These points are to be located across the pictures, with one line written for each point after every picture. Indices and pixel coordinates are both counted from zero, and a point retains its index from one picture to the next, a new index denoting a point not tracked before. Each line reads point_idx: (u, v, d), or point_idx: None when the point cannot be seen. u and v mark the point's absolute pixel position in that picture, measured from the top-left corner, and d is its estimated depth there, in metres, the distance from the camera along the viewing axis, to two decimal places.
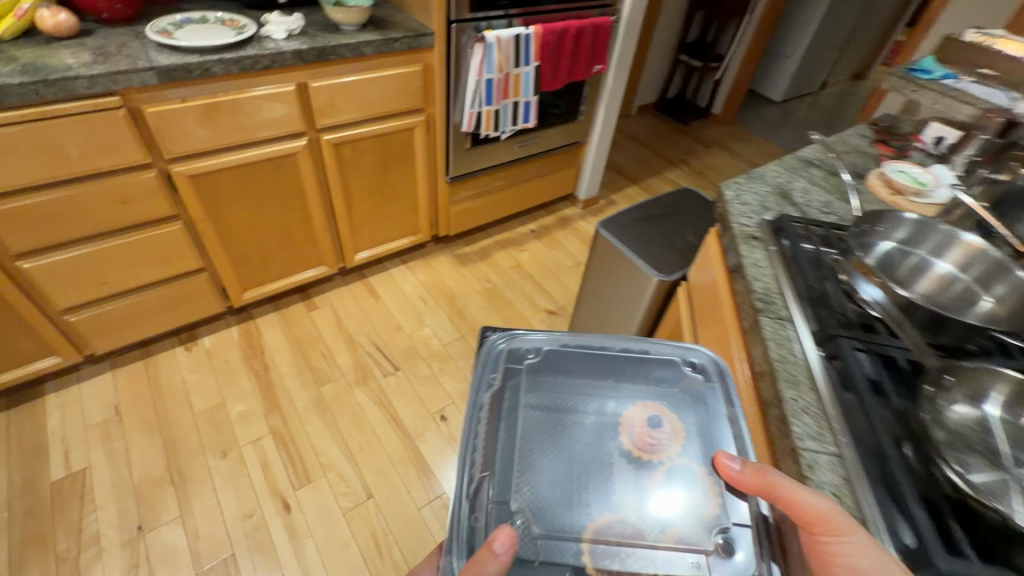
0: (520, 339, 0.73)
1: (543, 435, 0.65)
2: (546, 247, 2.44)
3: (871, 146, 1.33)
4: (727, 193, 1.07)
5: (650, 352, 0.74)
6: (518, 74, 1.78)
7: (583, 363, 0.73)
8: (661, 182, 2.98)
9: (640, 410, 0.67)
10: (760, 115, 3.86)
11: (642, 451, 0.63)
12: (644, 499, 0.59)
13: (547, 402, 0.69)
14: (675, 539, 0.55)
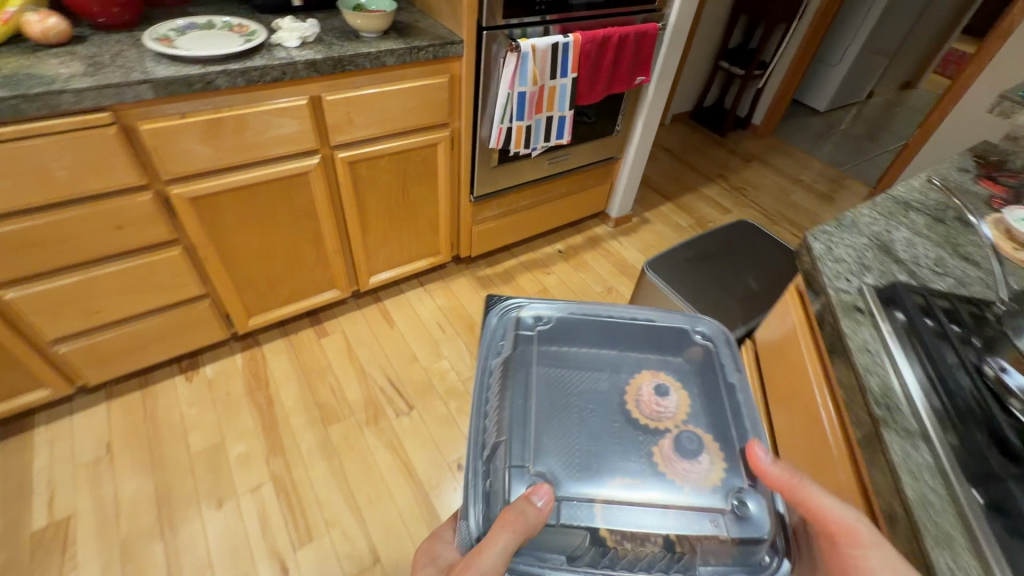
0: (528, 309, 0.85)
1: (553, 401, 0.78)
2: (574, 271, 2.26)
3: (977, 184, 1.12)
4: (814, 245, 0.88)
5: (654, 322, 0.87)
6: (554, 87, 1.61)
7: (591, 335, 0.87)
8: (698, 200, 2.76)
9: (644, 381, 0.81)
10: (803, 127, 3.61)
11: (651, 418, 0.76)
12: (650, 457, 0.72)
13: (555, 368, 0.82)
14: (688, 499, 0.68)
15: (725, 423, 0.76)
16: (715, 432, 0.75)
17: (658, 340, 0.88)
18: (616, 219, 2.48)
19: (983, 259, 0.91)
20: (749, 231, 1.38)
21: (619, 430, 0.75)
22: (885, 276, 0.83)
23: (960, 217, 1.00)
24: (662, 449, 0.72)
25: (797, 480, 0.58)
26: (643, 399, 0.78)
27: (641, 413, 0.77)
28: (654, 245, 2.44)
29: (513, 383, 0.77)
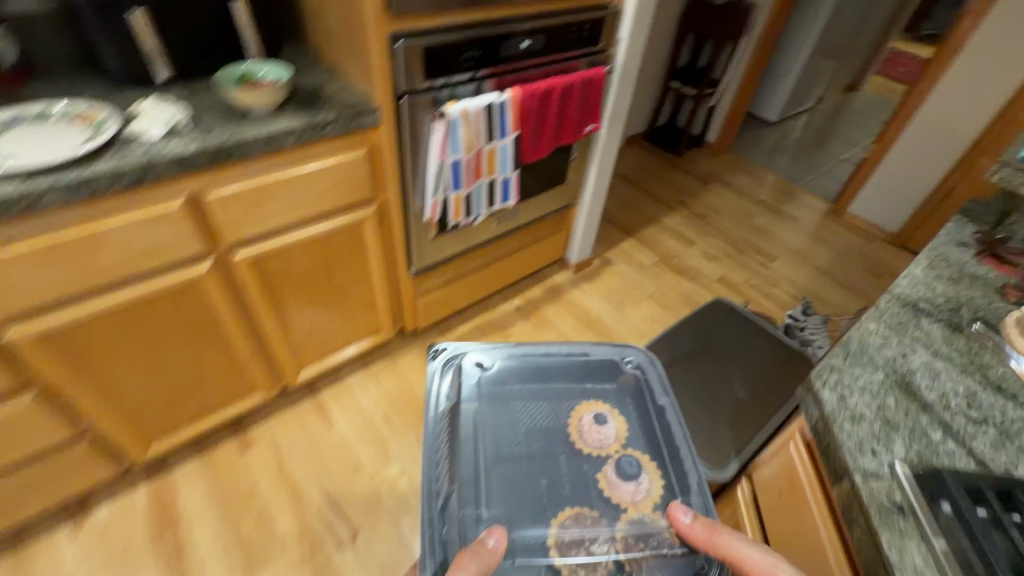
0: (471, 354, 0.90)
1: (502, 440, 0.83)
2: (535, 330, 2.05)
3: (982, 263, 0.97)
4: (822, 393, 0.70)
5: (589, 354, 0.96)
6: (493, 150, 1.39)
7: (534, 372, 0.93)
8: (660, 232, 2.61)
9: (586, 409, 0.88)
10: (757, 140, 3.53)
11: (595, 449, 0.83)
12: (595, 484, 0.80)
13: (504, 407, 0.87)
14: (629, 519, 0.75)
15: (658, 444, 0.86)
16: (650, 451, 0.85)
17: (597, 369, 0.95)
18: (577, 264, 2.29)
19: (1019, 388, 0.74)
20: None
21: (565, 461, 0.82)
22: (916, 437, 0.66)
23: (978, 322, 0.85)
24: (606, 477, 0.80)
25: (713, 529, 0.68)
26: (587, 434, 0.84)
27: (587, 450, 0.83)
28: (619, 290, 2.26)
29: (463, 427, 0.82)
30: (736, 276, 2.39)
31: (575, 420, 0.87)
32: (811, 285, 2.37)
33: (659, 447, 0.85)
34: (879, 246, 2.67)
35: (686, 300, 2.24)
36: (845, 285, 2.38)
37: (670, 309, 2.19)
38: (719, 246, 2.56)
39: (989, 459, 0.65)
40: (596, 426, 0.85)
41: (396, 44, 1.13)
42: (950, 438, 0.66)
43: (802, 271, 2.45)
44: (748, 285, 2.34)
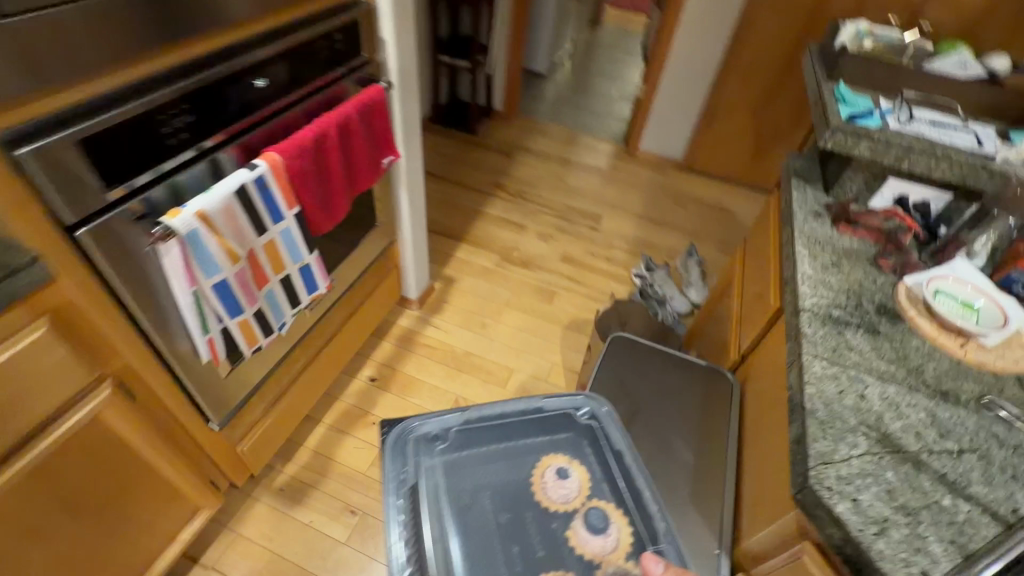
0: (423, 425, 0.82)
1: (465, 509, 0.78)
2: (402, 398, 1.70)
3: (842, 233, 0.96)
4: (836, 507, 0.57)
5: (545, 408, 0.87)
6: (270, 241, 0.97)
7: (490, 434, 0.85)
8: (488, 225, 2.40)
9: (547, 465, 0.83)
10: (538, 94, 3.50)
11: (561, 504, 0.79)
12: (567, 540, 0.75)
13: (462, 478, 0.80)
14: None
15: (623, 488, 0.82)
16: (620, 497, 0.81)
17: (552, 420, 0.88)
18: (419, 297, 1.96)
19: (957, 385, 0.72)
20: (643, 353, 1.10)
21: (533, 523, 0.77)
22: (936, 518, 0.57)
23: (884, 314, 0.81)
24: (576, 533, 0.76)
25: None
26: (553, 490, 0.79)
27: (553, 504, 0.79)
28: (473, 309, 2.01)
29: (423, 501, 0.77)
30: (576, 249, 2.33)
31: (540, 481, 0.81)
32: (640, 235, 2.44)
33: (626, 490, 0.81)
34: (674, 175, 2.86)
35: (542, 294, 2.11)
36: (666, 224, 2.51)
37: (532, 311, 2.03)
38: (549, 221, 2.46)
39: (995, 504, 0.59)
40: (560, 482, 0.81)
41: (17, 152, 0.62)
42: (956, 496, 0.59)
43: (627, 222, 2.51)
44: (590, 255, 2.30)
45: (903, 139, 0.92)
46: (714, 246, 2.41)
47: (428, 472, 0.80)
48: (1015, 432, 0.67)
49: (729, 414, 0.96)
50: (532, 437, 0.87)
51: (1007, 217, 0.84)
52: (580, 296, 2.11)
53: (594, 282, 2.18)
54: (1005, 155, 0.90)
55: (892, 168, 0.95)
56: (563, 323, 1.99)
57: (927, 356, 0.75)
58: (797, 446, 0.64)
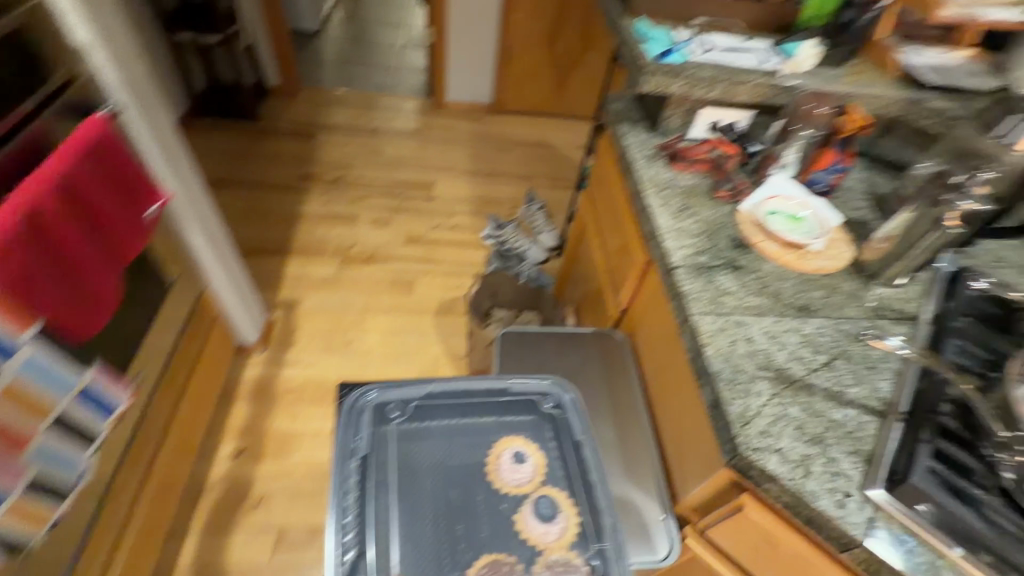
0: (387, 394, 0.74)
1: (415, 478, 0.70)
2: (282, 458, 1.46)
3: (679, 171, 0.99)
4: (769, 465, 0.60)
5: (511, 390, 0.79)
6: (11, 384, 0.67)
7: (453, 411, 0.77)
8: (313, 226, 2.10)
9: (505, 447, 0.75)
10: (318, 56, 3.05)
11: (514, 488, 0.71)
12: (513, 523, 0.69)
13: (415, 451, 0.73)
14: (545, 562, 0.66)
15: (579, 474, 0.73)
16: (574, 482, 0.73)
17: (514, 405, 0.79)
18: (261, 337, 1.66)
19: (811, 297, 0.80)
20: (535, 341, 1.07)
21: (483, 504, 0.70)
22: (838, 434, 0.63)
23: (736, 243, 0.87)
24: (523, 518, 0.69)
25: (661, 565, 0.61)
26: (509, 472, 0.73)
27: (506, 482, 0.72)
28: (330, 328, 1.78)
29: (375, 466, 0.70)
30: (419, 226, 2.17)
31: (497, 465, 0.73)
32: (477, 193, 2.36)
33: (582, 477, 0.73)
34: (491, 120, 2.78)
35: (401, 286, 1.94)
36: (498, 174, 2.46)
37: (396, 308, 1.87)
38: (380, 202, 2.24)
39: (870, 400, 0.67)
40: (518, 467, 0.73)
41: None
42: (844, 406, 0.66)
43: (461, 182, 2.40)
44: (436, 229, 2.17)
45: (707, 70, 0.96)
46: (549, 185, 2.45)
47: (380, 438, 0.72)
48: (857, 325, 0.77)
49: (632, 380, 0.98)
50: (493, 421, 0.77)
51: (804, 130, 0.93)
52: (440, 276, 1.99)
53: (449, 257, 2.07)
54: (789, 72, 0.98)
55: (703, 99, 0.99)
56: (432, 311, 1.87)
57: (781, 278, 0.82)
58: (717, 413, 0.65)
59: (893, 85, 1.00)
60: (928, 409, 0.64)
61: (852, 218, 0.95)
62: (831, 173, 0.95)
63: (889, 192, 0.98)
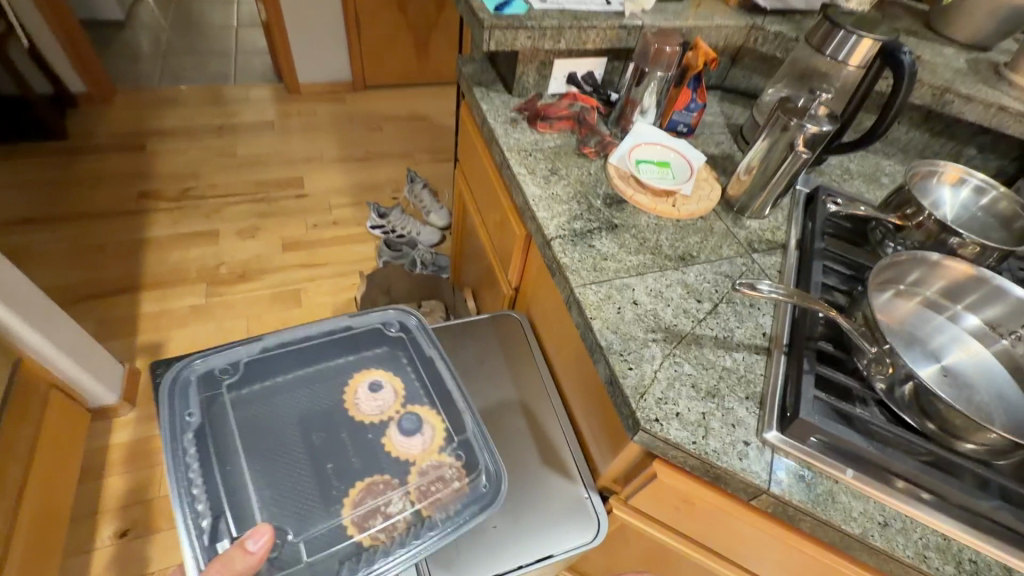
0: (212, 360, 0.68)
1: (269, 432, 0.67)
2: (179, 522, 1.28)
3: (543, 133, 0.92)
4: (670, 434, 0.57)
5: (354, 326, 0.77)
6: None
7: (295, 359, 0.74)
8: (165, 253, 1.81)
9: (359, 382, 0.73)
10: (131, 49, 2.58)
11: (376, 416, 0.71)
12: (381, 446, 0.68)
13: (263, 409, 0.69)
14: (418, 469, 0.67)
15: (435, 386, 0.74)
16: (434, 393, 0.73)
17: (360, 340, 0.77)
18: (124, 393, 1.41)
19: (686, 241, 0.79)
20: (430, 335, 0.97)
21: (349, 439, 0.69)
22: (729, 380, 0.63)
23: (610, 200, 0.83)
24: (391, 439, 0.69)
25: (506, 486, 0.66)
26: (366, 399, 0.72)
27: (365, 410, 0.71)
28: None
29: (217, 431, 0.65)
30: (294, 229, 1.95)
31: (353, 397, 0.72)
32: (353, 181, 2.16)
33: (438, 388, 0.74)
34: (354, 99, 2.54)
35: (284, 299, 1.74)
36: (372, 157, 2.27)
37: (283, 326, 1.67)
38: (242, 211, 1.98)
39: (751, 336, 0.68)
40: (376, 395, 0.72)
41: None
42: (732, 351, 0.66)
43: (332, 172, 2.18)
44: (313, 228, 1.96)
45: (552, 18, 0.89)
46: (430, 160, 2.30)
47: (216, 407, 0.67)
48: (734, 263, 0.77)
49: (537, 365, 0.93)
50: (342, 361, 0.76)
51: (656, 72, 0.89)
52: (328, 280, 1.82)
53: (334, 257, 1.89)
54: (635, 11, 0.93)
55: (554, 51, 0.92)
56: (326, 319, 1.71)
57: (658, 231, 0.80)
58: (614, 389, 0.61)
59: (734, 14, 0.99)
60: (806, 336, 0.64)
61: (715, 153, 0.95)
62: (690, 113, 0.94)
63: (744, 123, 1.00)
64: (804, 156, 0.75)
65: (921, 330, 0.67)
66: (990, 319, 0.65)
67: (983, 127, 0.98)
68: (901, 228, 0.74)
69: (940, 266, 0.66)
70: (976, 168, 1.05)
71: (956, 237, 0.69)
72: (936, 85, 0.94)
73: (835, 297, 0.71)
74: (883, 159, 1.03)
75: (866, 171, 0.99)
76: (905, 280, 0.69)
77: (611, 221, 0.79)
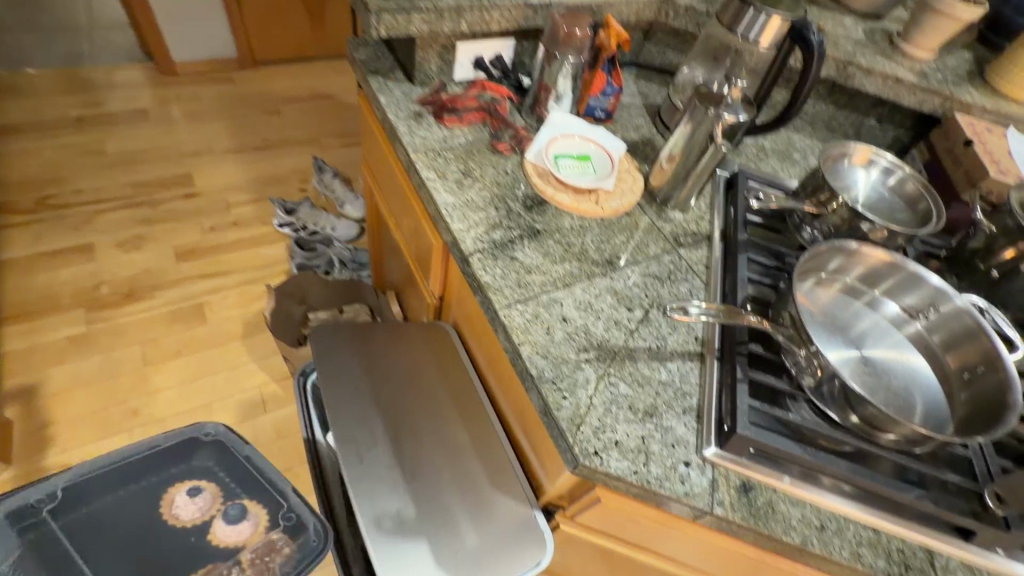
0: (27, 491, 0.71)
1: (109, 536, 0.75)
2: None
3: (451, 127, 0.83)
4: (610, 467, 0.54)
5: (162, 445, 0.79)
6: None
7: (115, 477, 0.77)
8: (27, 277, 1.53)
9: (178, 490, 0.80)
10: None
11: (191, 520, 0.78)
12: (207, 543, 0.77)
13: (85, 526, 0.74)
14: (249, 550, 0.76)
15: (242, 480, 0.81)
16: (242, 484, 0.81)
17: (181, 451, 0.80)
18: None
19: (610, 243, 0.74)
20: (365, 346, 0.87)
21: (170, 546, 0.76)
22: (665, 396, 0.60)
23: (529, 204, 0.76)
24: (214, 533, 0.77)
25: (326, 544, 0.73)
26: (174, 500, 0.79)
27: (180, 514, 0.78)
28: (99, 403, 1.33)
29: (51, 545, 0.72)
30: (188, 235, 1.71)
31: (167, 505, 0.78)
32: (254, 174, 1.93)
33: (247, 480, 0.81)
34: (244, 79, 2.26)
35: (185, 316, 1.52)
36: (273, 146, 2.04)
37: (186, 348, 1.46)
38: (121, 218, 1.71)
39: (683, 343, 0.65)
40: (194, 498, 0.79)
41: None
42: (666, 361, 0.63)
43: (227, 165, 1.94)
44: (211, 232, 1.73)
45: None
46: (339, 145, 2.11)
47: (46, 538, 0.72)
48: (662, 263, 0.74)
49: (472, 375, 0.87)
50: (153, 474, 0.80)
51: (568, 56, 0.82)
52: (235, 290, 1.60)
53: (240, 261, 1.68)
54: None
55: (455, 34, 0.83)
56: (237, 335, 1.50)
57: (582, 233, 0.74)
58: (548, 422, 0.57)
59: None
60: (736, 340, 0.63)
61: (635, 139, 0.91)
62: (607, 97, 0.87)
63: (662, 103, 0.96)
64: (723, 148, 0.73)
65: (844, 316, 0.67)
66: (905, 304, 0.67)
67: (882, 98, 1.00)
68: (818, 216, 0.74)
69: (859, 252, 0.67)
70: (878, 137, 1.08)
71: (868, 223, 0.70)
72: (840, 58, 0.94)
73: (762, 291, 0.69)
74: (793, 133, 1.04)
75: (780, 148, 0.99)
76: (827, 268, 0.69)
77: (531, 228, 0.73)
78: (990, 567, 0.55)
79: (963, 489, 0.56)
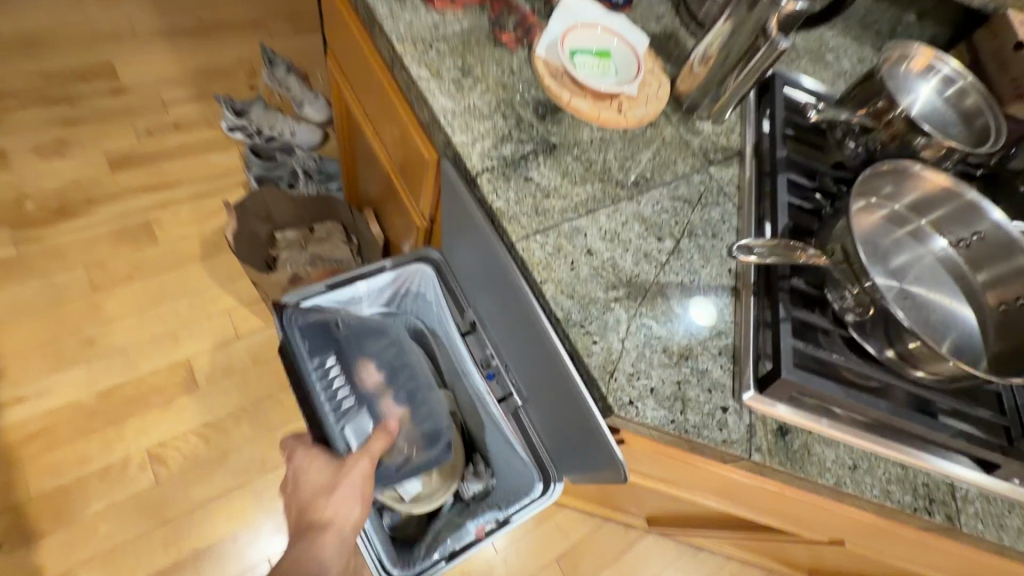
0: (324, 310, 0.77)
1: (357, 368, 0.77)
2: (56, 528, 1.03)
3: (443, 11, 0.68)
4: (646, 416, 0.49)
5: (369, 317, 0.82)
6: None
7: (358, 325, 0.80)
8: None
9: (384, 355, 0.80)
10: None
11: (389, 384, 0.78)
12: (382, 399, 0.77)
13: (343, 347, 0.77)
14: (411, 431, 0.77)
15: (393, 368, 0.79)
16: (398, 373, 0.79)
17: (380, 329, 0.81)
18: None
19: (638, 160, 0.65)
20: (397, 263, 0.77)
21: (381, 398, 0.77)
22: (704, 335, 0.55)
23: (542, 113, 0.64)
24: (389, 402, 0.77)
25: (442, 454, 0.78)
26: (364, 366, 0.77)
27: (362, 378, 0.76)
28: (47, 334, 1.20)
29: (339, 352, 0.76)
30: (121, 140, 1.48)
31: (365, 363, 0.78)
32: (190, 64, 1.64)
33: (399, 374, 0.79)
34: None
35: (133, 235, 1.35)
36: (211, 30, 1.73)
37: (139, 271, 1.31)
38: (35, 119, 1.45)
39: (719, 275, 0.59)
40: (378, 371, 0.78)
41: None
42: (700, 298, 0.57)
43: (157, 54, 1.64)
44: (149, 136, 1.50)
45: None
46: (290, 31, 1.80)
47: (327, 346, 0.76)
48: (691, 184, 0.65)
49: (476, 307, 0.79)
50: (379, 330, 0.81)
51: None
52: (187, 206, 1.42)
53: (188, 171, 1.47)
54: None
55: None
56: (195, 256, 1.35)
57: (605, 148, 0.64)
58: (575, 367, 0.52)
59: None
60: (779, 274, 0.57)
61: (656, 32, 0.77)
62: None
63: None
64: (780, 46, 0.60)
65: (890, 245, 0.63)
66: (954, 236, 0.62)
67: None
68: (868, 129, 0.65)
69: (915, 175, 0.61)
70: (914, 37, 0.97)
71: (923, 137, 0.62)
72: None
73: (802, 219, 0.62)
74: (826, 29, 0.92)
75: (812, 48, 0.87)
76: (877, 191, 0.63)
77: (547, 141, 0.62)
78: (1005, 495, 0.55)
79: (991, 424, 0.55)
